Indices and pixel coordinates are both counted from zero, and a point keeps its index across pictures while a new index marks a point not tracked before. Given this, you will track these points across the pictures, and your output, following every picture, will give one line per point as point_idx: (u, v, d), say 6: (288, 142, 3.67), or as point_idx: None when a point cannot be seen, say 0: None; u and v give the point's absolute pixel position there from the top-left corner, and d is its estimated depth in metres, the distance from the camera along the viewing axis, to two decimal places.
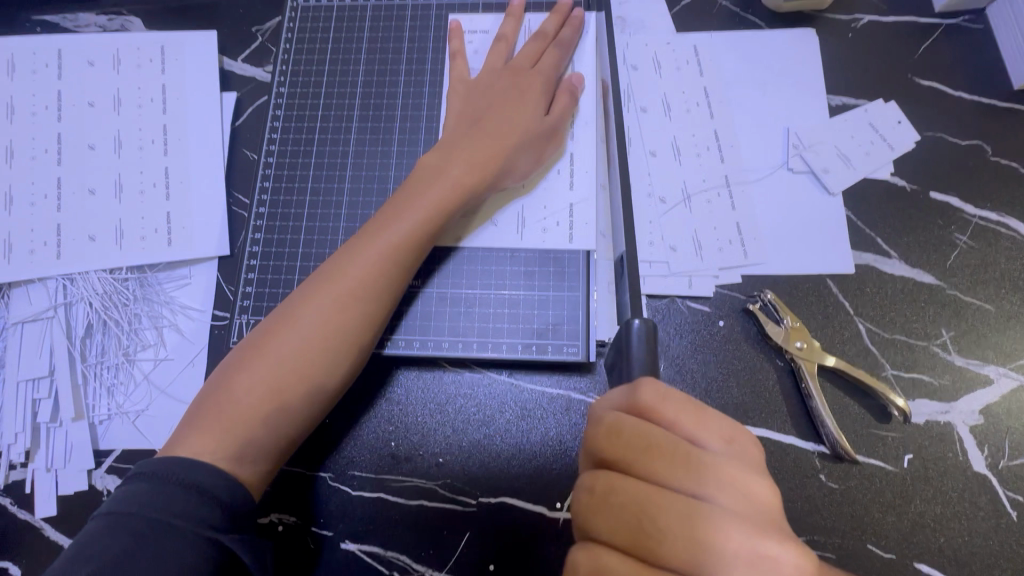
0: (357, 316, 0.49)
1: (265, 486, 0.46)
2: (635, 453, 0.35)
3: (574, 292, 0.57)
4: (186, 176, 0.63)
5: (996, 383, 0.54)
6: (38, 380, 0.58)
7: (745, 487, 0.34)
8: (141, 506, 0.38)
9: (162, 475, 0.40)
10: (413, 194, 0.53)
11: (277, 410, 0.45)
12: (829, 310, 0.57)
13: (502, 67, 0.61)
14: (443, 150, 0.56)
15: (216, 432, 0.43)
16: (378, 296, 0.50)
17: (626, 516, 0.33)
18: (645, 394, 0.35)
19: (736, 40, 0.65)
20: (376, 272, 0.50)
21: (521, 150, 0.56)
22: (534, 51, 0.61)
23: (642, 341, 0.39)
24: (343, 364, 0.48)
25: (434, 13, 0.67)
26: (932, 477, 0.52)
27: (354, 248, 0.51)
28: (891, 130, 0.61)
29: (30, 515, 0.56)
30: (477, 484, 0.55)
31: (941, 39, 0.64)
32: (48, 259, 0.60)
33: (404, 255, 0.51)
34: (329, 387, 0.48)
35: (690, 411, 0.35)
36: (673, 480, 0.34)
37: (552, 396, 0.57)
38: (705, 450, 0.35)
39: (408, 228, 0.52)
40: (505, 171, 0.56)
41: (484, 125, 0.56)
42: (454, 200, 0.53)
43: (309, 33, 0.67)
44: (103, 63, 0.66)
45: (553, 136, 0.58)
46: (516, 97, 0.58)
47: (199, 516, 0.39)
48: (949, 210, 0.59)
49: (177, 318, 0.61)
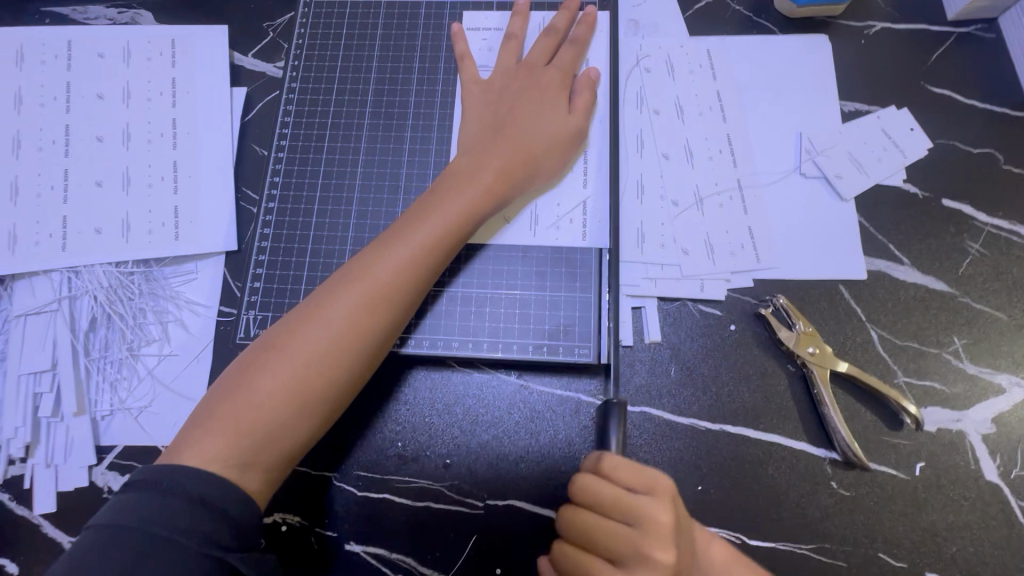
0: (381, 320, 0.48)
1: (271, 492, 0.45)
2: (586, 505, 0.45)
3: (586, 292, 0.57)
4: (194, 170, 0.62)
5: (1008, 392, 0.54)
6: (39, 373, 0.57)
7: (666, 530, 0.42)
8: (141, 521, 0.38)
9: (163, 486, 0.39)
10: (439, 198, 0.53)
11: (295, 413, 0.45)
12: (841, 314, 0.56)
13: (518, 66, 0.61)
14: (467, 155, 0.56)
15: (228, 435, 0.43)
16: (404, 301, 0.49)
17: (575, 550, 0.45)
18: (607, 462, 0.45)
19: (749, 44, 0.65)
20: (401, 275, 0.49)
21: (541, 158, 0.56)
22: (547, 47, 0.61)
23: (617, 420, 0.47)
24: (365, 367, 0.48)
25: (448, 12, 0.66)
26: (944, 485, 0.52)
27: (380, 249, 0.50)
28: (903, 136, 0.61)
29: (28, 511, 0.55)
30: (484, 487, 0.55)
31: (954, 48, 0.64)
32: (54, 251, 0.60)
33: (431, 258, 0.51)
34: (346, 391, 0.47)
35: (630, 469, 0.44)
36: (613, 522, 0.44)
37: (561, 398, 0.56)
38: (636, 499, 0.43)
39: (435, 231, 0.51)
40: (534, 172, 0.56)
41: (504, 131, 0.56)
42: (479, 205, 0.53)
43: (322, 29, 0.66)
44: (113, 55, 0.65)
45: (578, 134, 0.58)
46: (528, 98, 0.58)
47: (202, 532, 0.38)
48: (962, 219, 0.59)
49: (183, 313, 0.60)
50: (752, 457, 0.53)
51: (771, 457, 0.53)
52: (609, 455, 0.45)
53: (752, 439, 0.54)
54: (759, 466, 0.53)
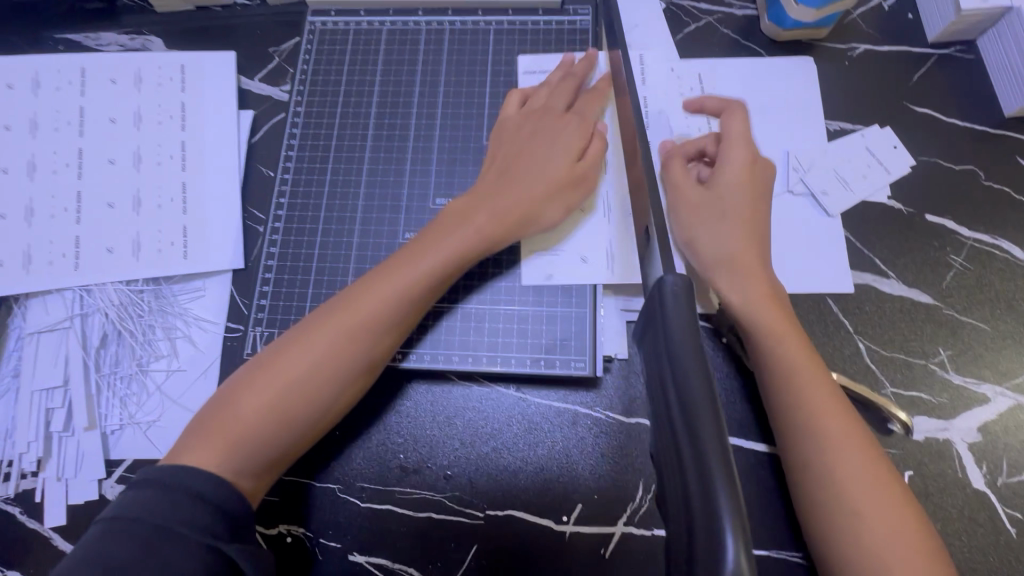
0: (366, 349, 0.50)
1: (261, 493, 0.48)
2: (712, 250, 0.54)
3: (581, 308, 0.59)
4: (203, 192, 0.65)
5: (993, 401, 0.55)
6: (51, 389, 0.59)
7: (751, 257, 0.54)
8: (149, 514, 0.39)
9: (170, 483, 0.41)
10: (436, 233, 0.55)
11: (279, 429, 0.47)
12: (830, 327, 0.58)
13: (537, 108, 0.62)
14: (472, 196, 0.57)
15: (219, 444, 0.45)
16: (391, 328, 0.51)
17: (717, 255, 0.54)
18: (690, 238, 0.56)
19: (738, 65, 0.67)
20: (390, 305, 0.51)
21: (544, 207, 0.57)
22: (565, 92, 0.62)
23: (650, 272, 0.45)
24: (348, 393, 0.50)
25: (447, 36, 0.69)
26: (932, 493, 0.53)
27: (372, 279, 0.52)
28: (887, 154, 0.63)
29: (39, 524, 0.56)
30: (484, 497, 0.56)
31: (934, 69, 0.66)
32: (67, 271, 0.62)
33: (420, 291, 0.52)
34: (329, 411, 0.49)
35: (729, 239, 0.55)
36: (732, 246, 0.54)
37: (559, 410, 0.58)
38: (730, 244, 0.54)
39: (432, 266, 0.53)
40: (533, 221, 0.57)
41: (511, 177, 0.58)
42: (476, 246, 0.55)
43: (326, 55, 0.69)
44: (125, 81, 0.67)
45: (580, 184, 0.59)
46: (545, 144, 0.59)
47: (203, 525, 0.40)
48: (945, 233, 0.61)
49: (191, 329, 0.62)
50: (746, 466, 0.55)
51: (763, 466, 0.55)
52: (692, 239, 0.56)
53: (746, 450, 0.55)
54: (752, 475, 0.54)
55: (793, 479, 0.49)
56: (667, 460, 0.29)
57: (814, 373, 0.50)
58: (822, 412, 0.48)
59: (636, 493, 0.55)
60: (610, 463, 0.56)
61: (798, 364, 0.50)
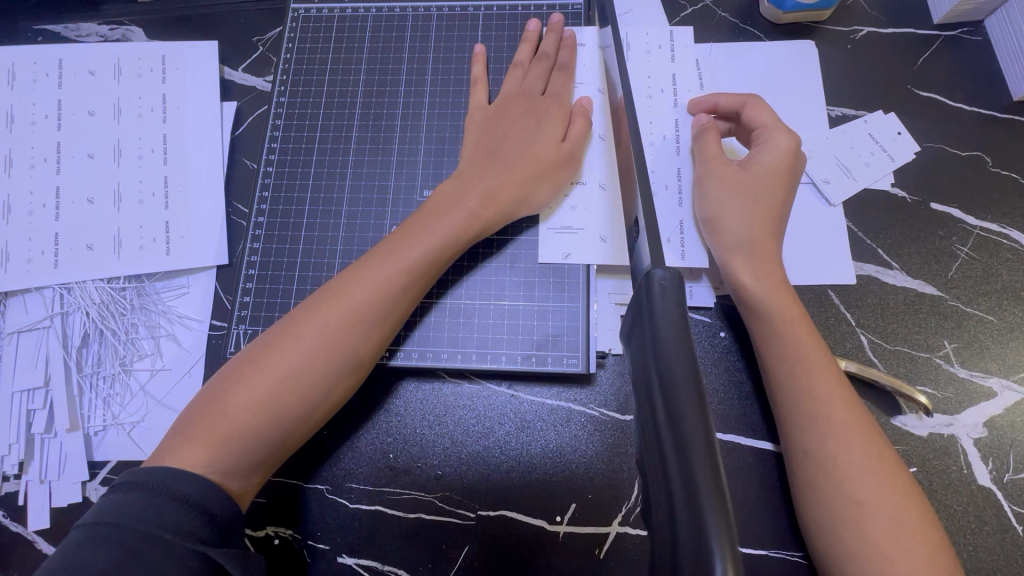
0: (356, 342, 0.48)
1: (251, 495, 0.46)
2: (736, 232, 0.52)
3: (574, 303, 0.57)
4: (185, 184, 0.63)
5: (1000, 395, 0.54)
6: (32, 390, 0.58)
7: (769, 246, 0.52)
8: (131, 518, 0.38)
9: (153, 486, 0.40)
10: (424, 222, 0.53)
11: (269, 427, 0.45)
12: (831, 320, 0.56)
13: (515, 91, 0.60)
14: (460, 177, 0.56)
15: (207, 445, 0.43)
16: (382, 321, 0.49)
17: (737, 234, 0.52)
18: (709, 220, 0.54)
19: (735, 49, 0.65)
20: (380, 297, 0.49)
21: (536, 187, 0.56)
22: (542, 74, 0.60)
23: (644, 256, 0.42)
24: (338, 389, 0.48)
25: (434, 22, 0.66)
26: (936, 491, 0.51)
27: (361, 269, 0.50)
28: (891, 141, 0.61)
29: (23, 528, 0.55)
30: (478, 497, 0.54)
31: (939, 51, 0.64)
32: (46, 268, 0.60)
33: (410, 282, 0.50)
34: (321, 408, 0.47)
35: (755, 223, 0.52)
36: (757, 230, 0.52)
37: (552, 407, 0.57)
38: (754, 229, 0.52)
39: (420, 255, 0.51)
40: (524, 203, 0.55)
41: (499, 157, 0.56)
42: (466, 231, 0.53)
43: (309, 43, 0.67)
44: (103, 72, 0.65)
45: (569, 163, 0.57)
46: (531, 126, 0.58)
47: (189, 529, 0.38)
48: (950, 221, 0.59)
49: (175, 328, 0.60)
50: (745, 464, 0.53)
51: (763, 464, 0.53)
52: (714, 218, 0.54)
53: (746, 447, 0.54)
54: (751, 473, 0.53)
55: (794, 477, 0.47)
56: (650, 462, 0.27)
57: (824, 364, 0.48)
58: (830, 400, 0.47)
59: (631, 492, 0.54)
60: (604, 460, 0.55)
61: (809, 355, 0.48)
